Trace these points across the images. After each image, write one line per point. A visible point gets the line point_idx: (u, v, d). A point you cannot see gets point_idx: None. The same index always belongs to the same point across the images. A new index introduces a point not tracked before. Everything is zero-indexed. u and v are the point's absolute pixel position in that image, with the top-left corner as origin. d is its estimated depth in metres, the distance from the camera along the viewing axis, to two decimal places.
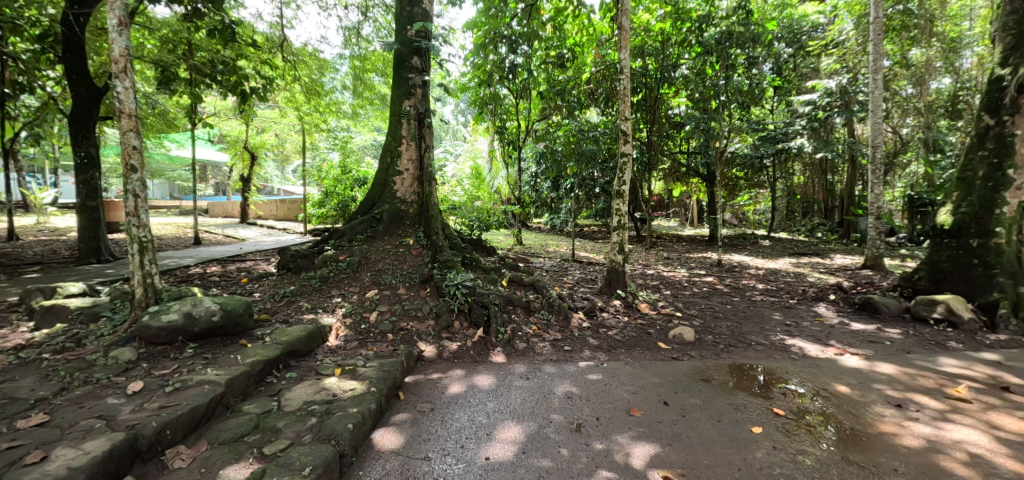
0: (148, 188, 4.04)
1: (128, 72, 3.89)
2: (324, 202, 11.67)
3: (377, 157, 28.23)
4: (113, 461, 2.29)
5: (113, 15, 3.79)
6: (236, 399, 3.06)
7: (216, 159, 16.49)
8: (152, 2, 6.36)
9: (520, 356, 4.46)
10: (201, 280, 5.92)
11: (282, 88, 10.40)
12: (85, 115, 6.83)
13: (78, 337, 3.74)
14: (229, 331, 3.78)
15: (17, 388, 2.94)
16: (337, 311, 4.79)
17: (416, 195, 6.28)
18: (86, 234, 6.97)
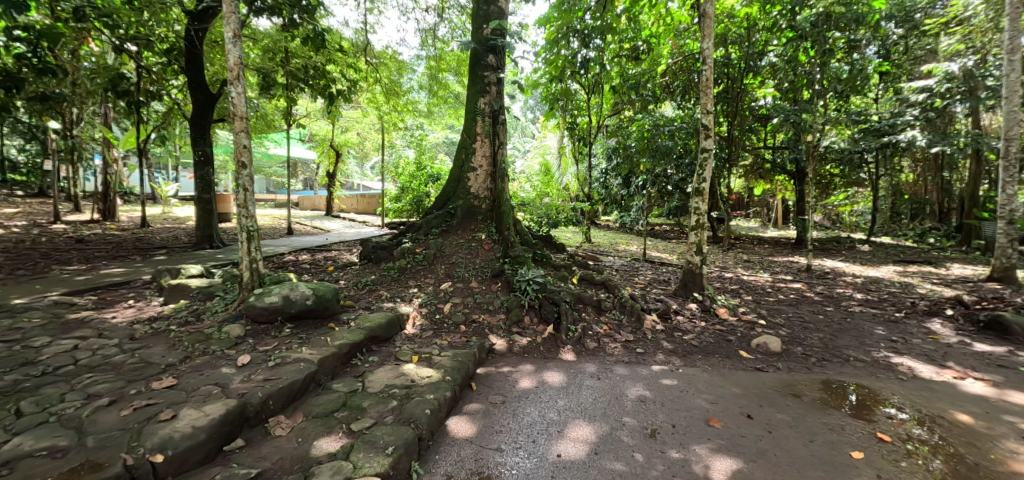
0: (254, 182, 4.48)
1: (241, 79, 4.34)
2: (400, 197, 12.27)
3: (448, 154, 29.22)
4: (227, 425, 2.56)
5: (229, 29, 4.24)
6: (326, 378, 3.33)
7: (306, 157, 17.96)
8: (256, 16, 7.01)
9: (590, 355, 4.41)
10: (294, 267, 6.47)
11: (364, 90, 11.05)
12: (202, 117, 7.70)
13: (195, 313, 4.24)
14: (319, 314, 4.12)
15: (151, 354, 3.40)
16: (414, 301, 5.02)
17: (489, 191, 6.42)
18: (201, 223, 7.88)
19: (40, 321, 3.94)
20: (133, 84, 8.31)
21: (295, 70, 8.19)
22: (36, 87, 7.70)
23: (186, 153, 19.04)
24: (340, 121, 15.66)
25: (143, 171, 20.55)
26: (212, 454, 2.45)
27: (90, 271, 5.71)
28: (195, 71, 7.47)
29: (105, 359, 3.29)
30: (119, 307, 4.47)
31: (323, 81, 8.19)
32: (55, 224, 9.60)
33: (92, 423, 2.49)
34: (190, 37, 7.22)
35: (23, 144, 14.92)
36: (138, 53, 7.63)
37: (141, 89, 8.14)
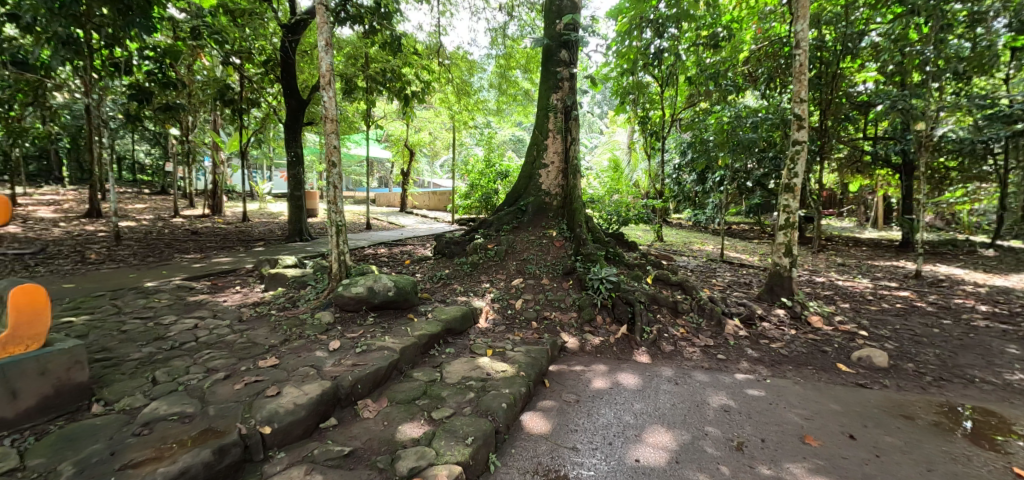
0: (343, 180, 4.78)
1: (332, 84, 4.64)
2: (469, 194, 12.54)
3: (515, 151, 29.47)
4: (323, 404, 2.78)
5: (322, 37, 4.55)
6: (408, 366, 3.51)
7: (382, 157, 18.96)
8: (340, 25, 7.32)
9: (666, 359, 4.25)
10: (374, 260, 6.86)
11: (437, 91, 11.42)
12: (294, 122, 8.34)
13: (291, 300, 4.64)
14: (400, 305, 4.33)
15: (257, 336, 3.77)
16: (486, 295, 5.13)
17: (560, 187, 6.38)
18: (293, 218, 8.59)
19: (167, 302, 4.52)
20: (237, 93, 9.22)
21: (375, 74, 8.65)
22: (161, 99, 8.77)
23: (279, 154, 20.83)
24: (414, 121, 16.35)
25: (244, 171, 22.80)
26: (310, 430, 2.67)
27: (204, 260, 6.44)
28: (289, 80, 8.09)
29: (219, 338, 3.70)
30: (228, 292, 5.00)
31: (399, 83, 8.61)
32: (175, 218, 10.92)
33: (212, 394, 2.80)
34: (285, 49, 7.83)
35: (150, 148, 17.13)
36: (241, 65, 8.44)
37: (243, 96, 9.01)
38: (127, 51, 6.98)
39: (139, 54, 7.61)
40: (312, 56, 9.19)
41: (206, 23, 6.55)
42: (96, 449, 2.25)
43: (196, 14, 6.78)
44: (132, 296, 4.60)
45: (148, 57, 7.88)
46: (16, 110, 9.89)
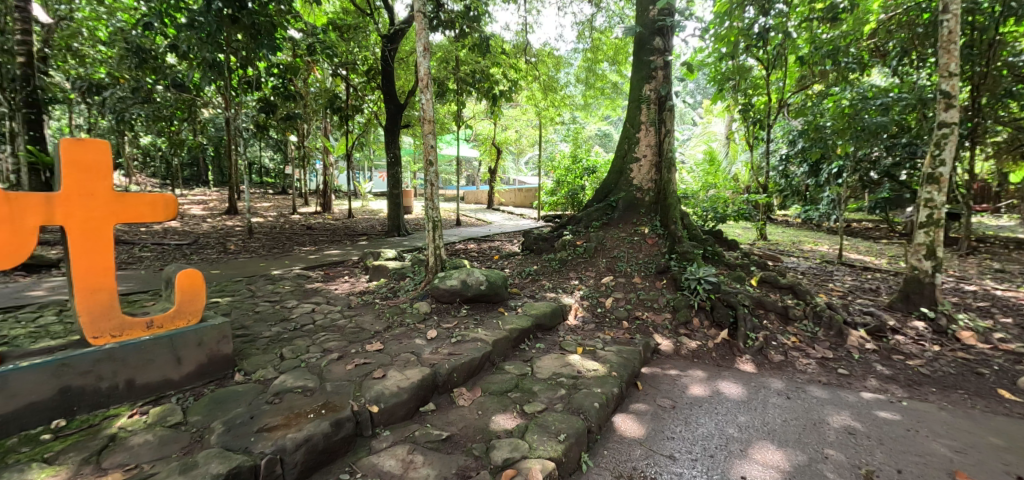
0: (439, 178, 4.99)
1: (429, 87, 4.87)
2: (555, 190, 12.48)
3: (601, 147, 28.82)
4: (423, 389, 2.95)
5: (420, 42, 4.79)
6: (499, 359, 3.61)
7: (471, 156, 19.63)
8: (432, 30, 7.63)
9: (774, 369, 3.89)
10: (465, 255, 7.11)
11: (524, 89, 11.49)
12: (393, 125, 8.90)
13: (392, 290, 4.98)
14: (491, 299, 4.45)
15: (364, 322, 4.10)
16: (575, 292, 5.07)
17: (653, 182, 6.11)
18: (392, 214, 9.20)
19: (290, 289, 5.09)
20: (344, 100, 10.07)
21: (466, 75, 8.93)
22: (283, 109, 9.87)
23: (378, 155, 22.45)
24: (501, 119, 16.67)
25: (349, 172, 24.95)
26: (412, 412, 2.85)
27: (317, 252, 7.14)
28: (388, 86, 8.60)
29: (332, 322, 4.08)
30: (338, 281, 5.50)
31: (487, 82, 8.81)
32: (293, 215, 12.25)
33: (328, 372, 3.09)
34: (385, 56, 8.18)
35: (274, 153, 19.38)
36: (347, 74, 9.19)
37: (349, 103, 9.82)
38: (257, 70, 7.97)
39: (266, 71, 8.62)
40: (408, 62, 9.73)
41: (319, 39, 7.22)
42: (239, 412, 2.59)
43: (311, 32, 7.52)
44: (262, 282, 5.24)
45: (273, 73, 8.90)
46: (175, 124, 11.74)
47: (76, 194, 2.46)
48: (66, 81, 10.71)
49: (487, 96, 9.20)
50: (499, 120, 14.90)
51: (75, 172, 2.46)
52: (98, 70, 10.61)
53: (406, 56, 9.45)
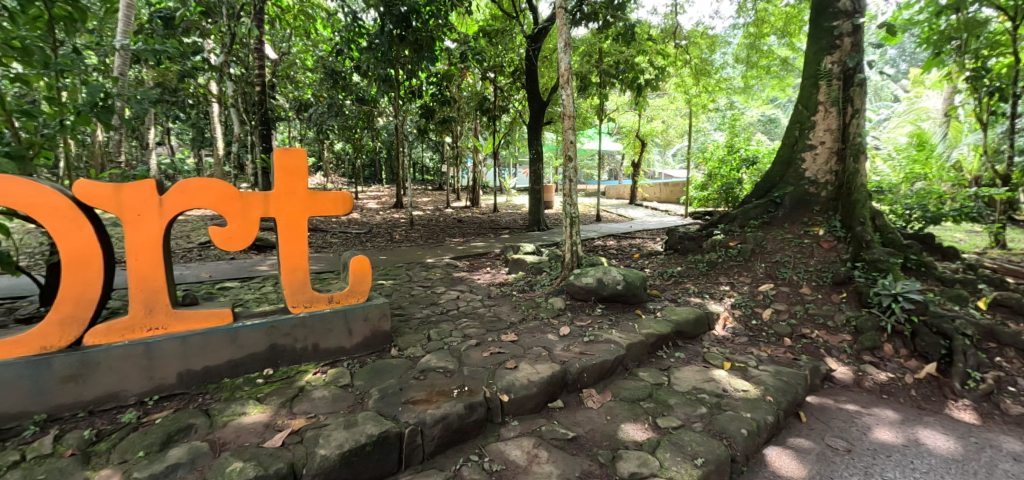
0: (578, 174, 4.93)
1: (570, 82, 4.82)
2: (706, 185, 11.33)
3: (766, 134, 25.45)
4: (552, 385, 2.94)
5: (561, 38, 4.75)
6: (633, 364, 3.42)
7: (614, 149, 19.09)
8: (574, 24, 7.55)
9: (1008, 424, 2.96)
10: (604, 251, 6.93)
11: (673, 75, 10.68)
12: (536, 122, 9.07)
13: (529, 284, 5.09)
14: (628, 299, 4.24)
15: (501, 312, 4.27)
16: (726, 299, 4.53)
17: (833, 174, 5.14)
18: (533, 210, 9.44)
19: (439, 276, 5.57)
20: (492, 102, 10.65)
21: (609, 67, 8.66)
22: (440, 113, 10.85)
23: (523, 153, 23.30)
24: (647, 110, 15.81)
25: (496, 169, 26.44)
26: (540, 406, 2.86)
27: (464, 244, 7.69)
28: (531, 84, 8.77)
29: (473, 310, 4.33)
30: (481, 271, 5.84)
31: (632, 73, 8.41)
32: (447, 209, 13.43)
33: (466, 357, 3.27)
34: (530, 55, 8.36)
35: (433, 154, 21.52)
36: (495, 77, 9.67)
37: (496, 104, 10.33)
38: (419, 80, 8.88)
39: (426, 80, 9.56)
40: (551, 59, 9.81)
41: (470, 45, 7.71)
42: (391, 383, 2.85)
43: (464, 41, 8.10)
44: (417, 269, 5.84)
45: (432, 82, 9.83)
46: (358, 131, 13.80)
47: (284, 194, 2.89)
48: (285, 100, 13.38)
49: (632, 87, 8.78)
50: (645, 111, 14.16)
51: (284, 176, 2.89)
52: (306, 90, 13.03)
53: (548, 54, 9.55)
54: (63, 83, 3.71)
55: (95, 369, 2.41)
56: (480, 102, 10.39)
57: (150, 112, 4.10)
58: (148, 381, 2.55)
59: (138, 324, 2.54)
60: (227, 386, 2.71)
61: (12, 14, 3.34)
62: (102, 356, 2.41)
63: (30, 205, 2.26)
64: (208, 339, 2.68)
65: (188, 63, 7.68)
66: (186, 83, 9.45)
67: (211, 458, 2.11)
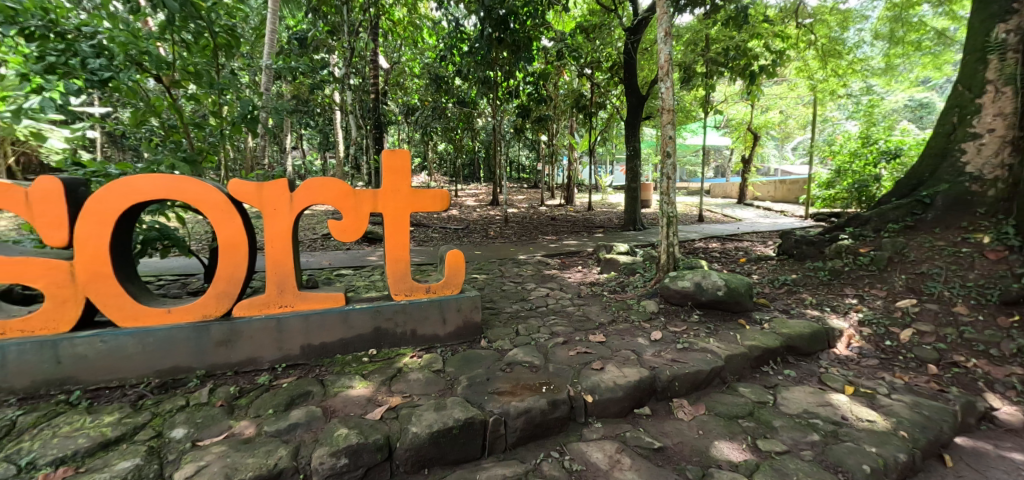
0: (677, 171, 4.68)
1: (670, 74, 4.59)
2: (833, 183, 9.90)
3: (914, 122, 21.77)
4: (640, 391, 2.83)
5: (661, 28, 4.54)
6: (732, 377, 3.16)
7: (722, 143, 17.69)
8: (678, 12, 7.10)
9: None
10: (705, 254, 6.48)
11: (794, 60, 9.58)
12: (634, 118, 8.74)
13: (621, 285, 4.95)
14: (730, 307, 3.92)
15: (590, 312, 4.21)
16: (851, 314, 3.98)
17: (1005, 168, 4.26)
18: (629, 209, 9.14)
19: (531, 273, 5.65)
20: (588, 98, 10.49)
21: (717, 55, 8.04)
22: (537, 112, 10.96)
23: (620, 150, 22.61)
24: (761, 100, 14.40)
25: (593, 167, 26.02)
26: (626, 411, 2.77)
27: (557, 242, 7.71)
28: (630, 78, 8.49)
29: (562, 308, 4.33)
30: (572, 270, 5.81)
31: (744, 60, 7.74)
32: (541, 207, 13.54)
33: (552, 354, 3.28)
34: (629, 49, 8.13)
35: (529, 152, 21.82)
36: (592, 73, 9.52)
37: (593, 100, 10.16)
38: (516, 80, 9.06)
39: (523, 80, 9.72)
40: (651, 51, 9.37)
41: (567, 43, 7.67)
42: (479, 372, 2.96)
43: (561, 38, 8.10)
44: (510, 265, 5.99)
45: (529, 81, 9.97)
46: (459, 132, 14.48)
47: (389, 191, 3.14)
48: (395, 105, 14.50)
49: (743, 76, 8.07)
50: (758, 102, 12.92)
51: (389, 175, 3.16)
52: (414, 95, 14.00)
53: (649, 45, 9.15)
54: (224, 99, 4.42)
55: (240, 337, 2.85)
56: (577, 99, 10.29)
57: (286, 120, 4.75)
58: (279, 351, 2.94)
59: (273, 301, 2.94)
60: (339, 362, 3.03)
61: (188, 44, 4.06)
62: (245, 326, 2.85)
63: (197, 199, 2.73)
64: (325, 318, 3.02)
65: (317, 76, 8.69)
66: (315, 94, 10.69)
67: (323, 422, 2.37)
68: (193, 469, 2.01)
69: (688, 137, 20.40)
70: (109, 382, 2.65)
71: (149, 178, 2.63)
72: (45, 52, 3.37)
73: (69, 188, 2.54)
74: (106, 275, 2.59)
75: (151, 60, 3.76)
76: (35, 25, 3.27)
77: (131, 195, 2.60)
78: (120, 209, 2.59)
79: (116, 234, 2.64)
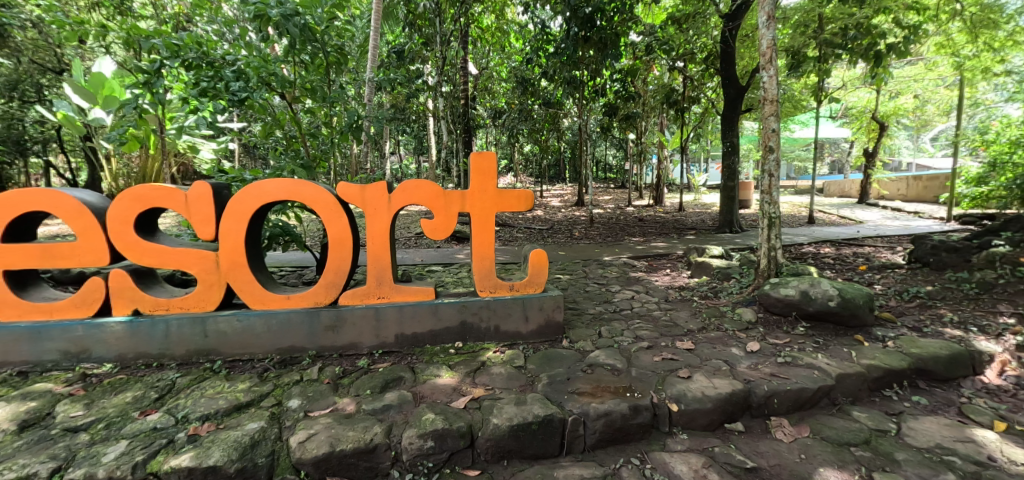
0: (781, 167, 4.29)
1: (773, 61, 4.22)
2: (987, 178, 8.38)
3: None
4: (732, 405, 2.65)
5: (763, 12, 4.19)
6: (845, 399, 2.84)
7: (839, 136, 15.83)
8: None
9: None
10: (815, 260, 5.86)
11: (932, 34, 8.22)
12: (732, 111, 8.16)
13: (714, 290, 4.66)
14: (844, 320, 3.52)
15: (679, 317, 4.01)
16: (1007, 337, 3.36)
17: None
18: (725, 209, 8.54)
19: (616, 275, 5.54)
20: (681, 92, 9.98)
21: (832, 35, 7.21)
22: (624, 109, 10.69)
23: (717, 146, 21.15)
24: (888, 85, 12.62)
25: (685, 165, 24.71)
26: (715, 425, 2.61)
27: (644, 243, 7.45)
28: (727, 68, 7.93)
29: (648, 312, 4.19)
30: (660, 273, 5.58)
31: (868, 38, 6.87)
32: (628, 207, 13.14)
33: (636, 358, 3.18)
34: (726, 37, 7.63)
35: (617, 151, 21.25)
36: (684, 66, 9.06)
37: (685, 95, 9.66)
38: (603, 78, 8.93)
39: (611, 77, 9.52)
40: (753, 38, 8.67)
41: (656, 36, 7.41)
42: (560, 372, 2.98)
43: (650, 32, 7.84)
44: (594, 266, 5.92)
45: (617, 78, 9.76)
46: (545, 133, 14.59)
47: (476, 191, 3.28)
48: (484, 109, 14.99)
49: (863, 58, 7.17)
50: (885, 87, 11.37)
51: (477, 176, 3.28)
52: (501, 99, 14.38)
53: (750, 31, 8.48)
54: (334, 111, 4.92)
55: (345, 323, 3.16)
56: (667, 94, 9.84)
57: (386, 127, 5.17)
58: (376, 338, 3.22)
59: (372, 292, 3.21)
60: (427, 352, 3.24)
61: (306, 64, 4.57)
62: (349, 313, 3.15)
63: (313, 199, 3.09)
64: (417, 310, 3.24)
65: (413, 85, 9.31)
66: (411, 101, 11.44)
67: (413, 406, 2.56)
68: (304, 436, 2.28)
69: (797, 131, 18.54)
70: (242, 355, 3.10)
71: (275, 182, 3.02)
72: (198, 79, 3.96)
73: (216, 190, 3.01)
74: (242, 264, 3.03)
75: (278, 79, 4.25)
76: (190, 57, 3.91)
77: (261, 196, 3.02)
78: (253, 208, 3.02)
79: (250, 230, 3.08)
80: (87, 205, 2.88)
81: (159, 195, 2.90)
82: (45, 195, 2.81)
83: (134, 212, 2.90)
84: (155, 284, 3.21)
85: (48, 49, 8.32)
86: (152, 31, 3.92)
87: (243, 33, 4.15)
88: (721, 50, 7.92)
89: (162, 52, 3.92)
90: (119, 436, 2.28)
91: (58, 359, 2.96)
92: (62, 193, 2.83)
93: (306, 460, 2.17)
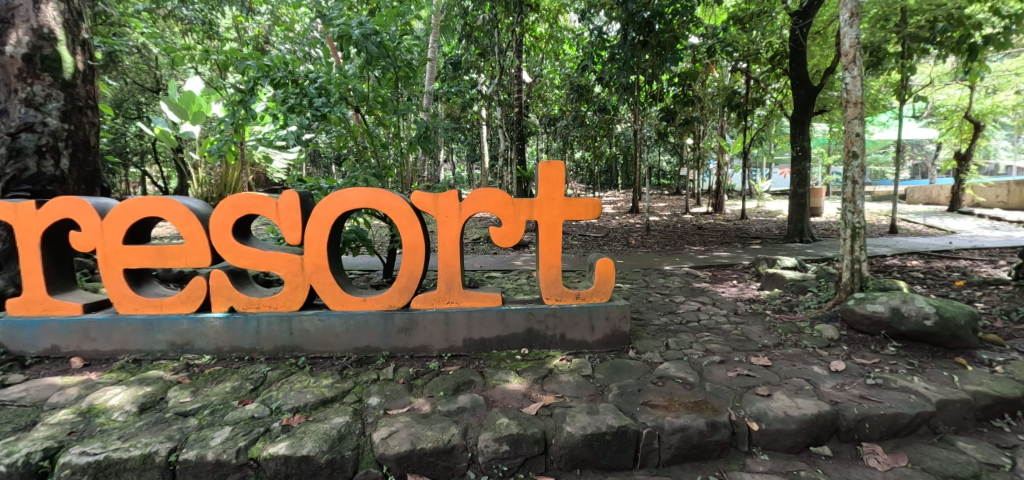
0: (867, 174, 4.01)
1: (857, 61, 3.95)
2: None
3: None
4: (818, 426, 2.50)
5: (845, 10, 3.94)
6: (948, 427, 2.60)
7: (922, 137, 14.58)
8: None
9: None
10: (903, 273, 5.39)
11: None
12: (802, 113, 7.68)
13: (789, 304, 4.40)
14: (942, 341, 3.23)
15: (751, 332, 3.83)
16: None
17: None
18: (794, 217, 8.06)
19: (679, 285, 5.38)
20: (743, 94, 9.56)
21: (918, 29, 6.67)
22: (682, 114, 10.40)
23: (783, 150, 19.98)
24: (985, 80, 11.43)
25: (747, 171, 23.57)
26: (799, 447, 2.47)
27: (706, 253, 7.17)
28: (798, 69, 7.49)
29: (717, 325, 4.03)
30: (726, 284, 5.35)
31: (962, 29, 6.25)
32: (686, 215, 12.69)
33: (709, 372, 3.08)
34: (796, 36, 7.23)
35: (673, 156, 20.54)
36: (746, 67, 8.71)
37: (748, 97, 9.26)
38: (659, 82, 8.75)
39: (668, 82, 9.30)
40: (825, 35, 8.18)
41: (718, 38, 7.18)
42: (629, 382, 2.94)
43: (711, 34, 7.61)
44: (655, 275, 5.78)
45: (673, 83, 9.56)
46: (599, 139, 14.43)
47: (544, 200, 3.31)
48: (537, 117, 15.09)
49: (954, 52, 6.57)
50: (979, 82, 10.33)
51: (545, 184, 3.32)
52: (555, 106, 14.40)
53: (822, 28, 7.99)
54: (403, 123, 5.15)
55: (417, 326, 3.29)
56: (729, 97, 9.46)
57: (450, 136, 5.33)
58: (446, 341, 3.32)
59: (442, 297, 3.32)
60: (495, 357, 3.30)
61: (379, 78, 4.83)
62: (421, 316, 3.28)
63: (389, 207, 3.25)
64: (485, 315, 3.32)
65: (469, 94, 9.55)
66: (466, 111, 11.73)
67: (485, 409, 2.62)
68: (387, 432, 2.40)
69: (874, 132, 17.20)
70: (322, 353, 3.30)
71: (356, 191, 3.22)
72: (286, 96, 4.30)
73: (303, 199, 3.25)
74: (325, 267, 3.23)
75: (355, 94, 4.54)
76: (279, 76, 4.27)
77: (342, 204, 3.22)
78: (335, 215, 3.22)
79: (331, 235, 3.28)
80: (194, 211, 3.19)
81: (254, 203, 3.17)
82: (162, 203, 3.15)
83: (234, 218, 3.19)
84: (247, 284, 3.49)
85: (149, 71, 9.32)
86: (246, 53, 4.33)
87: (324, 52, 4.46)
88: (790, 50, 7.50)
89: (255, 72, 4.32)
90: (223, 422, 2.51)
91: (166, 349, 3.29)
92: (174, 201, 3.16)
93: (389, 456, 2.28)
